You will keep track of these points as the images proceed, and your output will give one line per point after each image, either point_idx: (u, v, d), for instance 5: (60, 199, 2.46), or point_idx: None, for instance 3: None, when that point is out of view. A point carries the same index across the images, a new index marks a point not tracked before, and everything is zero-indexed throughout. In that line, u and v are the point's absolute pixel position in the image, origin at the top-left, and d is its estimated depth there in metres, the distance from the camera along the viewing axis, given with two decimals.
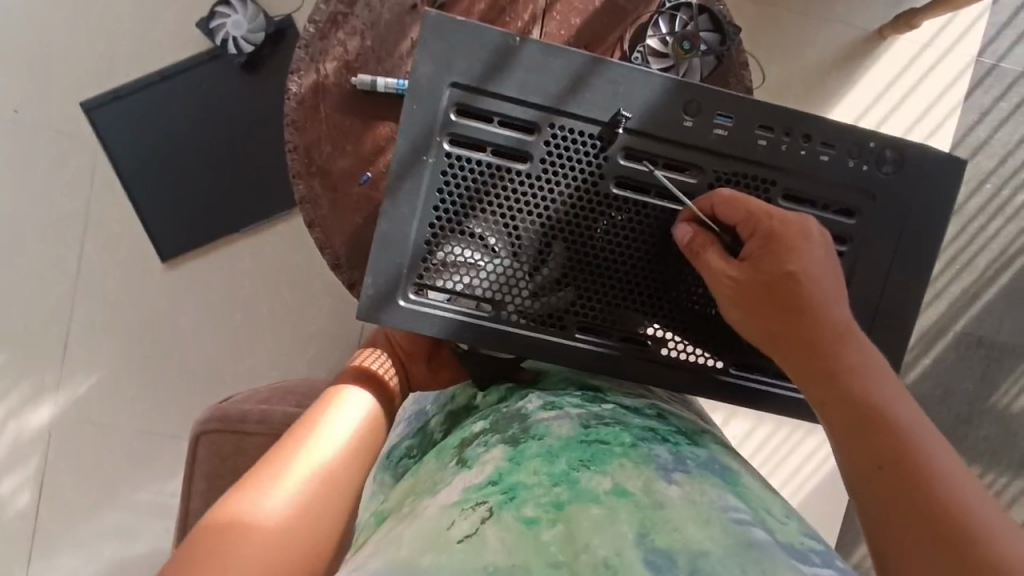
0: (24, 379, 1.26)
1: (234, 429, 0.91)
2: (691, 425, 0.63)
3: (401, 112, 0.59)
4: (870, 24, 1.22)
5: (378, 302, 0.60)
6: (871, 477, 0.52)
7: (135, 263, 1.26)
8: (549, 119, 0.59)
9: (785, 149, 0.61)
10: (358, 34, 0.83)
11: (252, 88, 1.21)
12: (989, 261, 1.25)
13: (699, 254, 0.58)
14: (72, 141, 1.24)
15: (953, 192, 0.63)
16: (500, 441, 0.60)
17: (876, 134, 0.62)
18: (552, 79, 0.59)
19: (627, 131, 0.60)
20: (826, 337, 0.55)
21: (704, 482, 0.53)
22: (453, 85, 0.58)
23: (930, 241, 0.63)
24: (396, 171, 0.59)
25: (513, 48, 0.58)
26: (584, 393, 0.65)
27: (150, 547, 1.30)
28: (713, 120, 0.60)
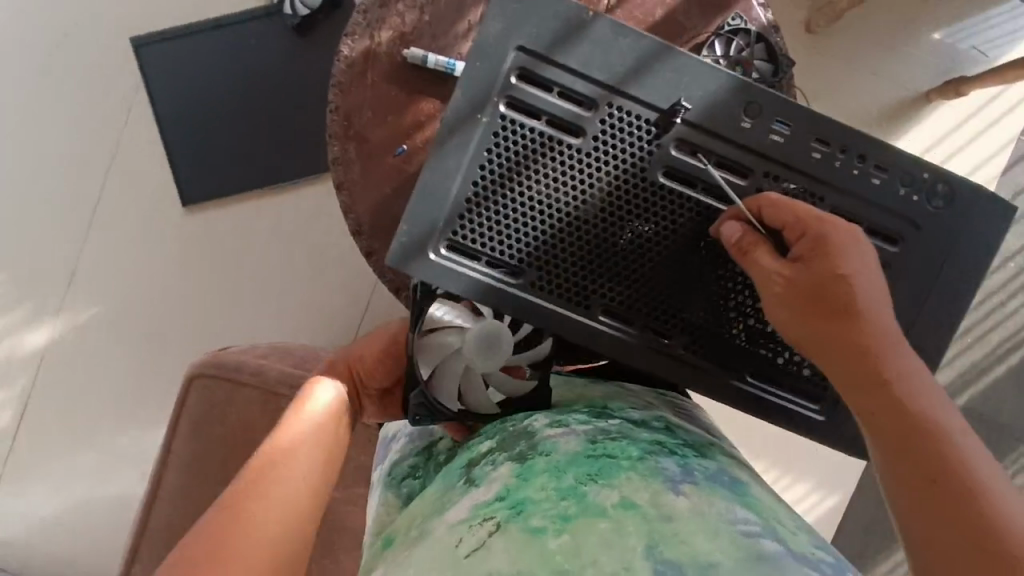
0: (27, 298, 1.27)
1: (229, 378, 0.91)
2: (699, 439, 0.62)
3: (464, 66, 0.58)
4: (920, 85, 1.22)
5: (409, 251, 0.60)
6: (919, 486, 0.52)
7: (156, 203, 1.26)
8: (607, 98, 0.59)
9: (838, 166, 0.60)
10: (416, 8, 0.83)
11: (300, 49, 1.22)
12: (1002, 339, 1.25)
13: (748, 254, 0.58)
14: (115, 72, 1.24)
15: (995, 240, 0.62)
16: (507, 458, 0.59)
17: (931, 166, 0.61)
18: (618, 58, 0.59)
19: (684, 122, 0.59)
20: (872, 346, 0.55)
21: (713, 495, 0.52)
22: (519, 48, 0.58)
23: (963, 289, 0.62)
24: (448, 124, 0.59)
25: (583, 20, 0.58)
26: (590, 410, 0.65)
27: (121, 487, 1.30)
28: (771, 126, 0.60)
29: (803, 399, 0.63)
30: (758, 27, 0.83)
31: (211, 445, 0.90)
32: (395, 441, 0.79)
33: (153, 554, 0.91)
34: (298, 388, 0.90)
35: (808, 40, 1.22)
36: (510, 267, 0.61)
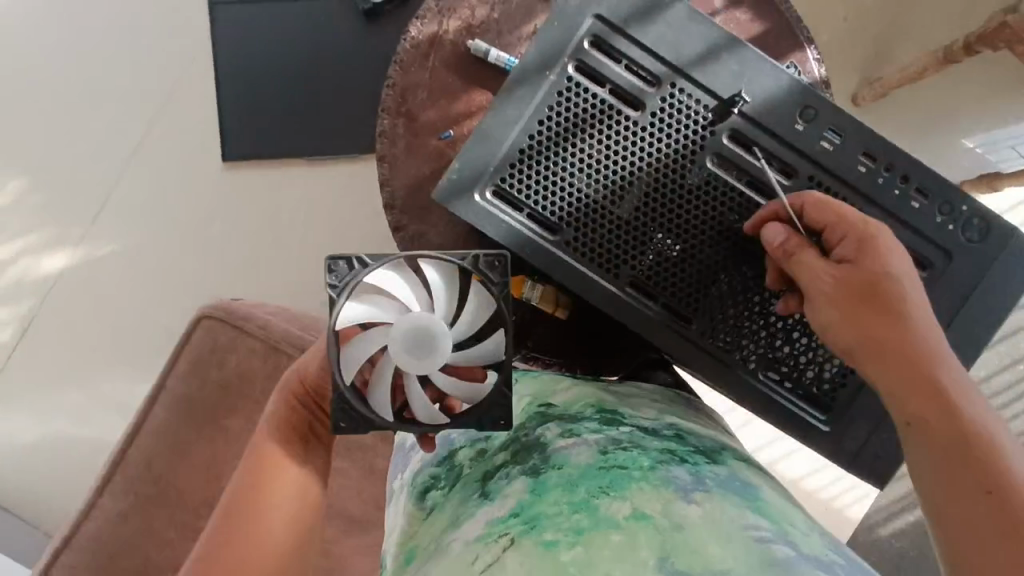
0: (53, 222, 1.29)
1: (235, 325, 0.91)
2: (711, 444, 0.62)
3: (542, 25, 0.64)
4: (956, 176, 1.24)
5: (455, 190, 0.64)
6: (967, 493, 0.50)
7: (197, 154, 1.29)
8: (671, 78, 0.64)
9: (881, 183, 0.64)
10: (488, 5, 0.86)
11: (365, 34, 1.26)
12: None
13: (792, 254, 0.60)
14: (186, 24, 1.29)
15: (1015, 295, 0.64)
16: (520, 472, 0.58)
17: (971, 199, 0.64)
18: (688, 44, 0.63)
19: (740, 113, 0.64)
20: (914, 349, 0.54)
21: (722, 502, 0.52)
22: (596, 17, 0.63)
23: (967, 350, 0.65)
24: (518, 75, 0.64)
25: (659, 3, 0.63)
26: (600, 415, 0.63)
27: (99, 427, 1.29)
28: (822, 133, 0.63)
29: (808, 404, 0.67)
30: (810, 80, 0.85)
31: (205, 389, 0.91)
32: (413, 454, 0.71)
33: (127, 486, 0.91)
34: (302, 348, 0.90)
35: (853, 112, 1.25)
36: (549, 222, 0.65)
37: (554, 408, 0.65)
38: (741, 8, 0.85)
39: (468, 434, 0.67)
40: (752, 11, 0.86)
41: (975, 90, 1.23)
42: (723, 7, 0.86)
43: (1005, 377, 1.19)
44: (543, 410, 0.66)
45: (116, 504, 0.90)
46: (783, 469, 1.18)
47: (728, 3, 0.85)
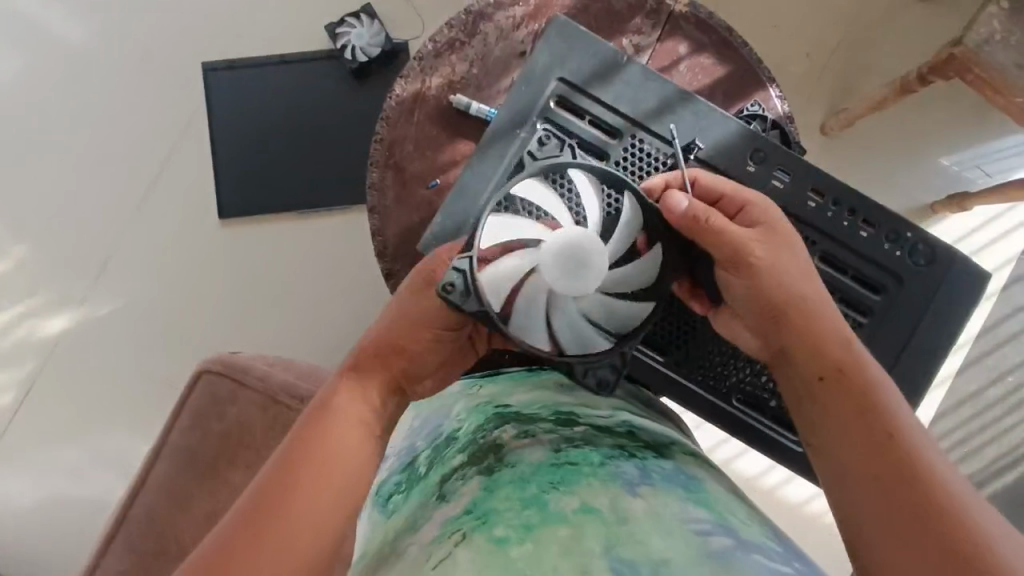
0: (55, 285, 1.32)
1: (236, 378, 0.93)
2: (660, 439, 0.65)
3: (514, 91, 0.75)
4: (927, 197, 1.29)
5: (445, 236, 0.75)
6: (863, 450, 0.53)
7: (193, 212, 1.33)
8: (631, 131, 0.74)
9: (830, 216, 0.72)
10: (467, 61, 0.91)
11: (354, 91, 1.32)
12: (998, 453, 1.25)
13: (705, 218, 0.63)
14: (183, 90, 1.34)
15: (963, 316, 0.71)
16: (476, 472, 0.59)
17: (916, 228, 0.71)
18: (644, 98, 0.74)
19: (694, 159, 0.73)
20: (807, 316, 0.60)
21: (668, 496, 0.54)
22: (559, 80, 0.75)
23: (924, 370, 0.71)
24: (495, 133, 0.75)
25: (615, 66, 0.74)
26: (556, 417, 0.66)
27: (99, 488, 1.28)
28: (773, 173, 0.72)
29: (781, 427, 0.78)
30: (775, 115, 0.91)
31: (206, 441, 0.92)
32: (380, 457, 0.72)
33: (130, 544, 0.91)
34: (299, 397, 0.91)
35: (824, 141, 1.30)
36: None
37: (510, 409, 0.69)
38: (705, 53, 0.91)
39: (430, 437, 0.69)
40: (715, 55, 0.91)
41: (937, 117, 1.29)
42: (687, 53, 0.91)
43: (995, 391, 1.26)
44: (499, 411, 0.69)
45: (122, 563, 0.91)
46: (786, 496, 1.18)
47: (692, 49, 0.91)
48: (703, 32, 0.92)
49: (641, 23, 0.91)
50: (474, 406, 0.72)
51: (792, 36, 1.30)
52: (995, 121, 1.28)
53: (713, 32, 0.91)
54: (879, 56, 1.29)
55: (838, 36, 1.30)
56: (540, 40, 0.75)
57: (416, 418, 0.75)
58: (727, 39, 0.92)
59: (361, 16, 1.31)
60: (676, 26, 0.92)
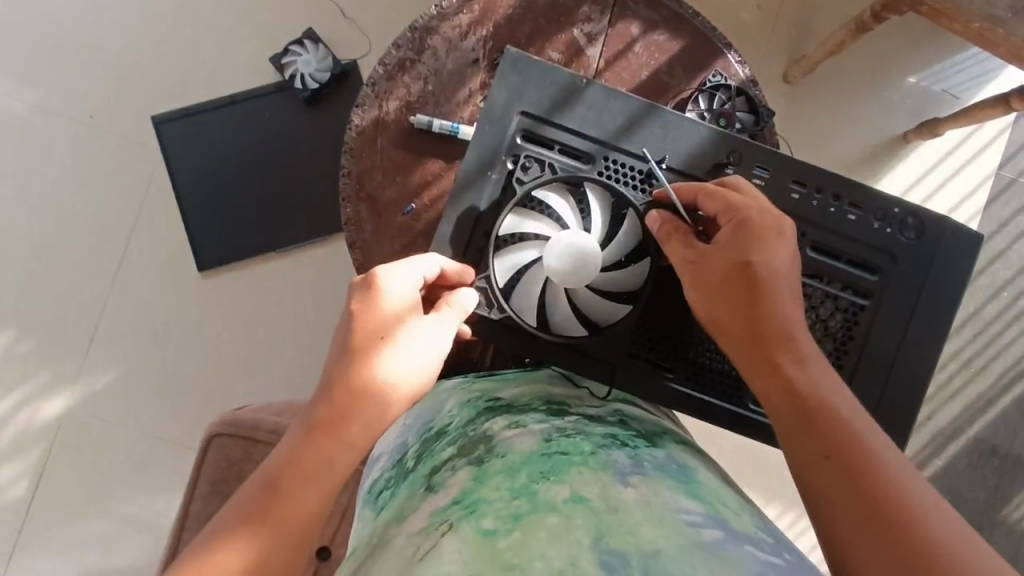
0: (46, 367, 1.30)
1: (247, 435, 0.93)
2: (652, 429, 0.65)
3: (475, 133, 0.72)
4: (897, 129, 1.28)
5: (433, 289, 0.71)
6: (820, 471, 0.52)
7: (172, 270, 1.31)
8: (603, 153, 0.72)
9: (816, 205, 0.70)
10: (421, 79, 0.89)
11: (310, 120, 1.29)
12: (1003, 368, 1.27)
13: (667, 239, 0.66)
14: (139, 149, 1.31)
15: (961, 282, 0.70)
16: (466, 463, 0.58)
17: (901, 202, 0.70)
18: (610, 117, 0.72)
19: (670, 171, 0.72)
20: (767, 329, 0.59)
21: (659, 485, 0.53)
22: (522, 114, 0.72)
23: (931, 342, 0.70)
24: (463, 181, 0.72)
25: (577, 88, 0.72)
26: (546, 407, 0.65)
27: (130, 560, 1.28)
28: (752, 171, 0.71)
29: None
30: (739, 82, 0.89)
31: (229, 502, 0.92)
32: (374, 463, 0.72)
33: None
34: None
35: (789, 91, 1.29)
36: (524, 310, 0.72)
37: (501, 401, 0.68)
38: (658, 31, 0.90)
39: (420, 431, 0.69)
40: (668, 31, 0.90)
41: (895, 46, 1.29)
42: (641, 32, 0.90)
43: (992, 308, 1.27)
44: (490, 404, 0.68)
45: None
46: None
47: (644, 28, 0.90)
48: (652, 9, 0.90)
49: (590, 10, 0.90)
50: (466, 401, 0.70)
51: None
52: (950, 40, 1.28)
53: (663, 9, 0.90)
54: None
55: None
56: (495, 74, 0.72)
57: (410, 416, 0.74)
58: (678, 12, 0.90)
59: (305, 42, 1.28)
60: (624, 7, 0.90)
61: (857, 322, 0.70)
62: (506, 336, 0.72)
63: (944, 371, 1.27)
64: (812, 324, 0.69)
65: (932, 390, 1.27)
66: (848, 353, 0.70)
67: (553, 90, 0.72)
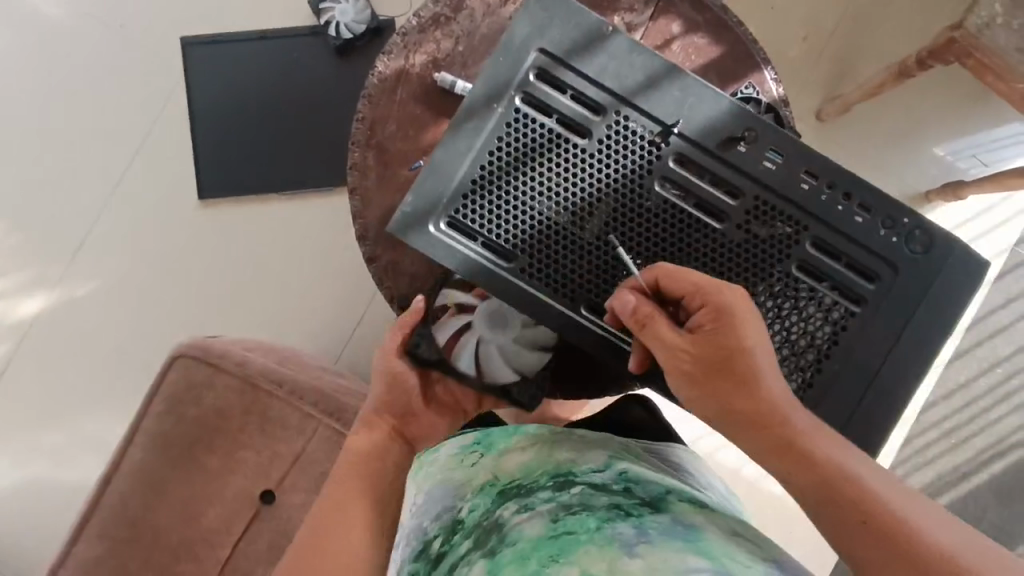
0: (29, 266, 1.28)
1: (212, 363, 0.91)
2: (657, 492, 0.59)
3: (488, 61, 0.65)
4: (920, 185, 1.26)
5: (412, 222, 0.66)
6: (856, 537, 0.53)
7: (172, 193, 1.29)
8: (617, 107, 0.65)
9: (824, 200, 0.65)
10: (453, 38, 0.88)
11: (337, 69, 1.28)
12: (984, 444, 1.25)
13: (647, 323, 0.61)
14: (161, 66, 1.30)
15: (963, 307, 0.65)
16: (479, 557, 0.55)
17: (913, 212, 0.65)
18: (631, 72, 0.65)
19: (683, 139, 0.65)
20: (762, 412, 0.58)
21: (668, 550, 0.50)
22: (540, 50, 0.64)
23: (919, 364, 0.65)
24: (466, 109, 0.65)
25: (602, 34, 0.64)
26: (554, 481, 0.61)
27: (74, 475, 1.26)
28: (765, 154, 0.65)
29: None
30: (770, 99, 0.88)
31: (180, 428, 0.90)
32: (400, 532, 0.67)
33: (102, 531, 0.89)
34: (279, 382, 0.90)
35: (819, 128, 1.27)
36: (504, 252, 0.67)
37: (512, 479, 0.64)
38: (699, 33, 0.88)
39: (428, 517, 0.64)
40: (709, 36, 0.88)
41: (934, 102, 1.27)
42: (681, 32, 0.88)
43: (985, 382, 1.25)
44: (502, 485, 0.64)
45: (94, 550, 0.89)
46: (771, 487, 1.18)
47: (686, 28, 0.88)
48: (697, 11, 0.88)
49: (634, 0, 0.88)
50: (476, 480, 0.66)
51: (790, 19, 1.27)
52: (994, 104, 1.24)
53: (707, 12, 0.88)
54: (877, 43, 1.26)
55: (836, 20, 1.27)
56: (520, 5, 0.64)
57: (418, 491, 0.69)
58: (722, 18, 0.89)
59: None
60: (670, 3, 0.88)
61: (844, 329, 0.66)
62: (486, 275, 0.66)
63: (924, 437, 1.25)
64: (798, 327, 0.66)
65: (907, 453, 1.25)
66: (825, 359, 0.66)
67: (584, 27, 0.64)
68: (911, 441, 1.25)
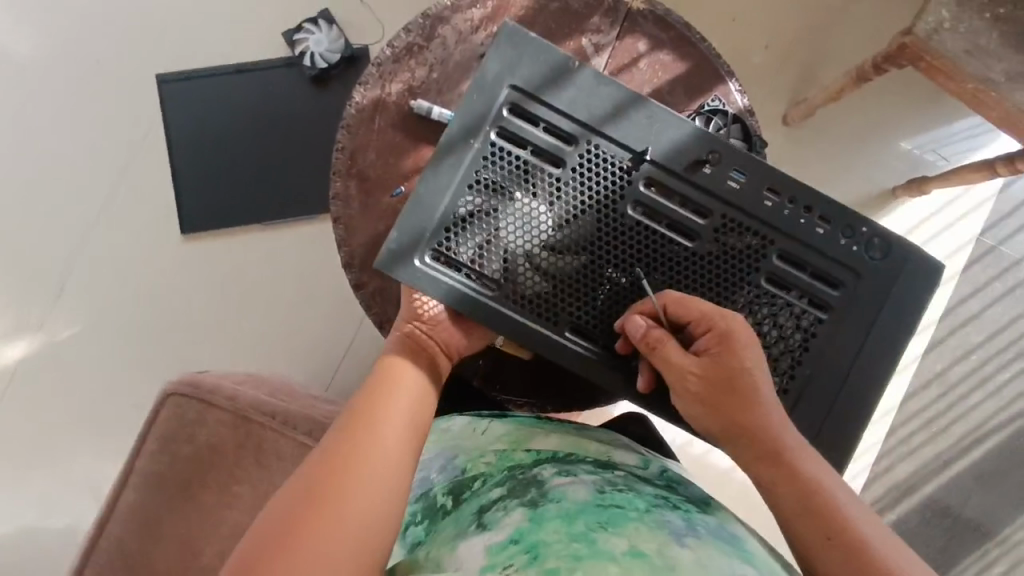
0: (11, 310, 1.27)
1: (204, 398, 0.91)
2: (698, 496, 0.67)
3: (462, 98, 0.67)
4: (885, 183, 1.31)
5: (397, 256, 0.67)
6: (824, 549, 0.55)
7: (154, 230, 1.30)
8: (587, 136, 0.68)
9: (787, 215, 0.68)
10: (427, 66, 0.90)
11: (313, 98, 1.29)
12: (965, 431, 1.29)
13: (657, 346, 0.63)
14: (137, 104, 1.31)
15: (922, 308, 0.68)
16: (518, 505, 0.62)
17: (870, 221, 0.68)
18: (598, 102, 0.68)
19: (652, 163, 0.68)
20: (761, 431, 0.60)
21: (714, 549, 0.56)
22: (511, 86, 0.67)
23: (886, 365, 0.68)
24: (443, 145, 0.67)
25: (569, 69, 0.67)
26: (597, 462, 0.69)
27: (66, 519, 1.24)
28: (729, 173, 0.68)
29: None
30: (736, 109, 0.91)
31: (174, 465, 0.90)
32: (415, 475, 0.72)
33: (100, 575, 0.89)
34: (270, 413, 0.90)
35: (787, 132, 1.31)
36: (488, 281, 0.68)
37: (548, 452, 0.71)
38: (664, 50, 0.91)
39: (448, 471, 0.71)
40: (674, 52, 0.92)
41: (894, 102, 1.32)
42: (646, 50, 0.91)
43: (961, 370, 1.29)
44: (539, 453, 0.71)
45: None
46: None
47: (651, 46, 0.91)
48: (661, 29, 0.92)
49: (600, 21, 0.91)
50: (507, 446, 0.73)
51: (752, 29, 1.31)
52: (950, 104, 1.30)
53: (672, 29, 0.92)
54: (836, 48, 1.31)
55: (796, 28, 1.31)
56: (489, 44, 0.67)
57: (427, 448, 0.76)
58: (685, 35, 0.92)
59: (319, 21, 1.29)
60: (634, 23, 0.92)
61: (815, 337, 0.68)
62: (469, 301, 0.67)
63: (906, 427, 1.28)
64: (773, 337, 0.69)
65: (892, 443, 1.29)
66: (800, 366, 0.68)
67: (552, 64, 0.67)
68: (895, 432, 1.28)
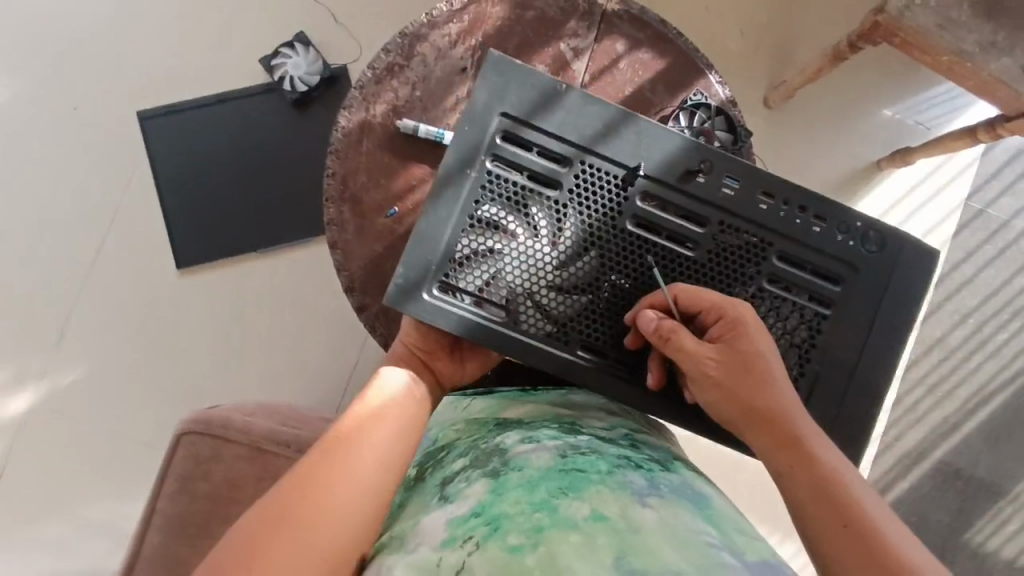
0: (13, 361, 1.27)
1: (217, 434, 0.91)
2: (662, 454, 0.66)
3: (455, 131, 0.68)
4: (870, 157, 1.32)
5: (405, 292, 0.67)
6: (835, 533, 0.56)
7: (149, 267, 1.29)
8: (580, 156, 0.69)
9: (782, 216, 0.69)
10: (409, 85, 0.90)
11: (296, 122, 1.29)
12: (969, 394, 1.30)
13: (671, 337, 0.64)
14: (120, 143, 1.30)
15: (919, 296, 0.70)
16: (481, 475, 0.61)
17: (863, 215, 0.69)
18: (588, 122, 0.69)
19: (647, 177, 0.69)
20: (775, 414, 0.61)
21: (677, 507, 0.57)
22: (502, 115, 0.68)
23: (890, 353, 0.69)
24: (441, 178, 0.68)
25: (557, 93, 0.68)
26: (561, 425, 0.68)
27: (87, 564, 1.24)
28: (722, 180, 0.69)
29: None
30: (719, 101, 0.92)
31: (194, 503, 0.90)
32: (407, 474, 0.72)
33: None
34: (284, 442, 0.91)
35: (769, 115, 1.32)
36: (496, 307, 0.69)
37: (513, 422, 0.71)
38: (643, 49, 0.92)
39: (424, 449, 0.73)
40: (653, 49, 0.92)
41: (871, 77, 1.33)
42: (625, 50, 0.92)
43: (960, 334, 1.31)
44: (503, 423, 0.71)
45: None
46: None
47: (630, 46, 0.92)
48: (638, 29, 0.92)
49: (576, 26, 0.92)
50: (476, 420, 0.73)
51: (725, 17, 1.32)
52: (924, 74, 1.32)
53: (648, 28, 0.92)
54: (809, 28, 1.32)
55: (768, 12, 1.32)
56: (477, 76, 0.68)
57: None
58: (662, 32, 0.93)
59: (296, 45, 1.28)
60: (611, 24, 0.92)
61: (819, 331, 0.69)
62: (478, 327, 0.68)
63: (911, 395, 1.30)
64: (780, 336, 0.70)
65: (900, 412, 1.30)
66: (808, 363, 0.69)
67: (540, 90, 0.68)
68: (901, 401, 1.30)
